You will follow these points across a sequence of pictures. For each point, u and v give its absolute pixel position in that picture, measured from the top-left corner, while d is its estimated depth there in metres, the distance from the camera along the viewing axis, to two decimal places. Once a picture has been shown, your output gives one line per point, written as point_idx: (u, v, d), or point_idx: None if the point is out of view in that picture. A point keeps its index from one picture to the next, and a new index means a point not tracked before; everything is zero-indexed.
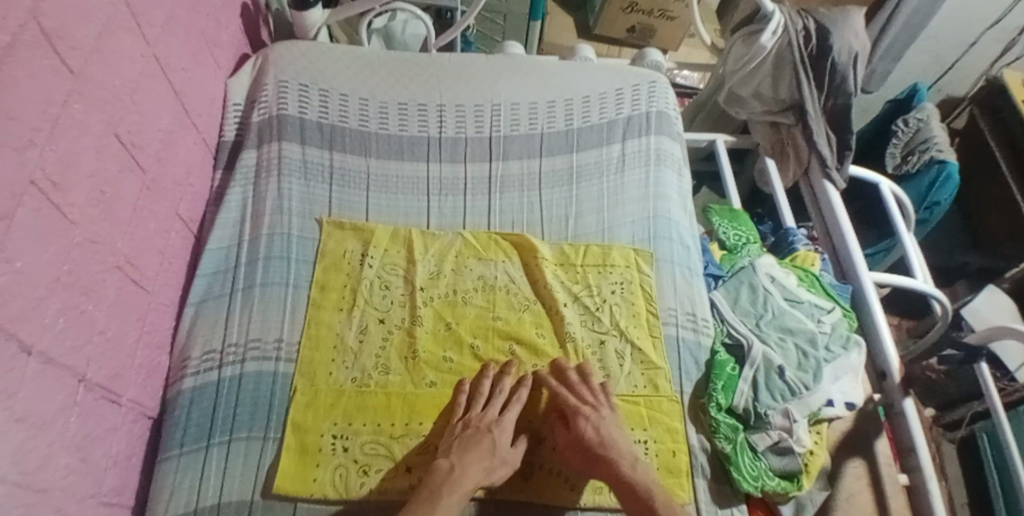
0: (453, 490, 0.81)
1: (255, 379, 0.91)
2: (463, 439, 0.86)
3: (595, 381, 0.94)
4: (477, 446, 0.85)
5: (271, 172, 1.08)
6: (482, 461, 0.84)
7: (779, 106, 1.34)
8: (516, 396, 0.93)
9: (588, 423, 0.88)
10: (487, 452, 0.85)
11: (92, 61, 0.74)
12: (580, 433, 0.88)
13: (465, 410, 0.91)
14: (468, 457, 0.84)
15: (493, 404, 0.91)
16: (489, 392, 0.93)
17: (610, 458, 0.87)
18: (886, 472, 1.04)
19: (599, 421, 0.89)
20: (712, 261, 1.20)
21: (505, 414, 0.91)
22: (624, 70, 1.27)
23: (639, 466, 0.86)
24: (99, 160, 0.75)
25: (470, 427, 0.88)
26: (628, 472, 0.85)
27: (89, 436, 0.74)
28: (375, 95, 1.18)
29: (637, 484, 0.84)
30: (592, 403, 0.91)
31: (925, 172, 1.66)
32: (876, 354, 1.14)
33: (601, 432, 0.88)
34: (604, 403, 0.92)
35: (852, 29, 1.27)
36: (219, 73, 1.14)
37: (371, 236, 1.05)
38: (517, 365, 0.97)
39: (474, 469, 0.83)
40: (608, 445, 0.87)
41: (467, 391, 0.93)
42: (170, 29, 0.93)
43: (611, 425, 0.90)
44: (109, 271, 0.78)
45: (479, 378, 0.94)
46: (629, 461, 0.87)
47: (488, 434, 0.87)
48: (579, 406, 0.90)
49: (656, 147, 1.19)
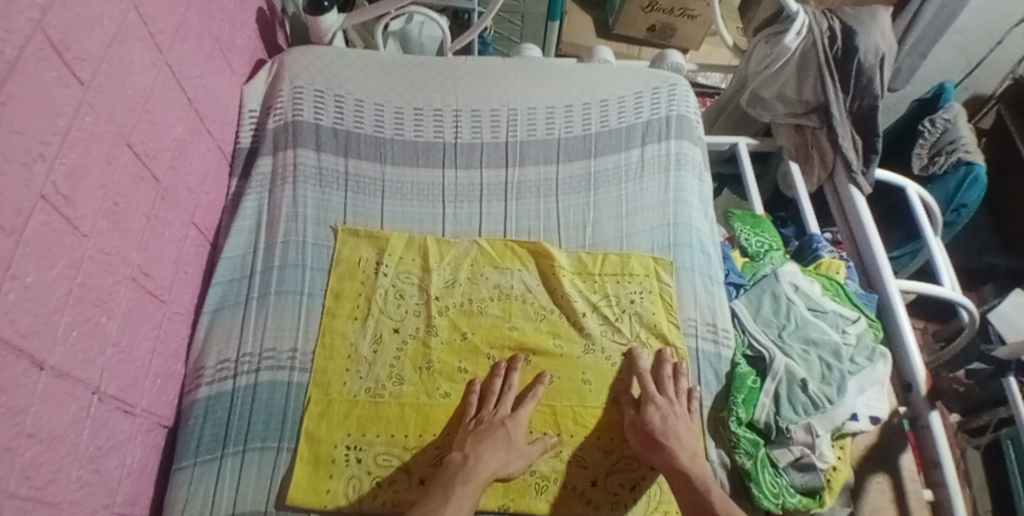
0: (467, 480, 0.81)
1: (269, 388, 0.91)
2: (478, 432, 0.86)
3: (682, 382, 0.96)
4: (491, 436, 0.85)
5: (286, 179, 1.08)
6: (497, 451, 0.84)
7: (804, 108, 1.31)
8: (532, 393, 0.93)
9: (656, 409, 0.89)
10: (503, 443, 0.85)
11: (102, 72, 0.74)
12: (647, 418, 0.89)
13: (477, 410, 0.91)
14: (482, 446, 0.84)
15: (503, 402, 0.91)
16: (500, 389, 0.93)
17: (669, 447, 0.86)
18: (910, 487, 1.01)
19: (670, 412, 0.90)
20: (734, 269, 1.18)
21: (518, 410, 0.90)
22: (645, 72, 1.24)
23: (698, 462, 0.86)
24: (111, 171, 0.75)
25: (484, 422, 0.88)
26: (687, 464, 0.85)
27: (102, 448, 0.75)
28: (391, 100, 1.17)
29: (694, 476, 0.84)
30: (667, 397, 0.92)
31: (952, 173, 1.62)
32: (903, 366, 1.11)
33: (667, 421, 0.88)
34: (682, 403, 0.93)
35: (879, 29, 1.23)
36: (234, 79, 1.13)
37: (386, 243, 1.05)
38: (528, 360, 0.97)
39: (490, 458, 0.83)
40: (669, 435, 0.87)
41: (478, 391, 0.92)
42: (183, 36, 0.93)
43: (680, 420, 0.89)
44: (122, 282, 0.78)
45: (490, 378, 0.94)
46: (689, 454, 0.86)
47: (503, 426, 0.87)
48: (653, 394, 0.91)
49: (676, 152, 1.16)
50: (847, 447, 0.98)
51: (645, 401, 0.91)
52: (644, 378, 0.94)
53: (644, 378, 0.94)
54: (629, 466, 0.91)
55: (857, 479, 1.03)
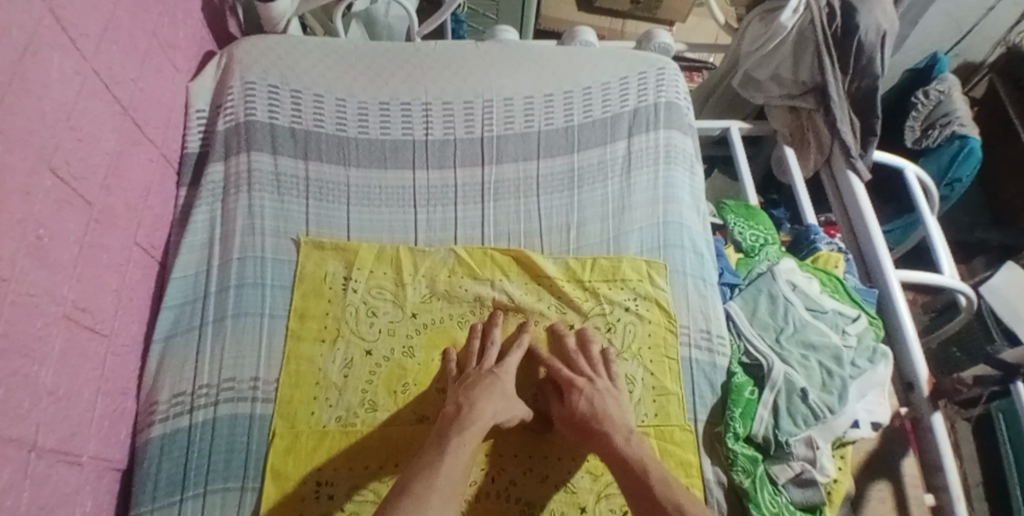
0: (462, 429, 0.78)
1: (230, 423, 0.84)
2: (468, 383, 0.84)
3: (594, 351, 0.92)
4: (483, 385, 0.84)
5: (240, 187, 0.99)
6: (491, 398, 0.82)
7: (799, 89, 1.23)
8: (518, 341, 0.92)
9: (581, 394, 0.86)
10: (495, 391, 0.83)
11: (13, 90, 0.64)
12: (574, 406, 0.86)
13: (459, 373, 0.89)
14: (476, 394, 0.82)
15: (487, 356, 0.89)
16: (480, 349, 0.91)
17: (601, 429, 0.83)
18: (911, 493, 0.99)
19: (593, 393, 0.86)
20: (728, 267, 1.10)
21: (503, 359, 0.89)
22: (630, 54, 1.15)
23: (632, 441, 0.82)
24: (30, 201, 0.65)
25: (471, 376, 0.86)
26: (621, 446, 0.81)
27: (46, 507, 0.66)
28: (353, 94, 1.07)
29: (630, 458, 0.80)
30: (589, 378, 0.89)
31: (946, 147, 1.54)
32: (904, 364, 1.05)
33: (594, 404, 0.85)
34: (602, 376, 0.90)
35: (881, 5, 1.14)
36: (178, 76, 1.02)
37: (355, 256, 0.96)
38: (503, 314, 0.96)
39: (485, 404, 0.81)
40: (600, 418, 0.84)
41: (455, 359, 0.90)
42: (112, 36, 0.82)
43: (607, 398, 0.87)
44: (54, 322, 0.69)
45: (468, 342, 0.92)
46: (624, 435, 0.82)
47: (492, 375, 0.86)
48: (575, 378, 0.88)
49: (665, 143, 1.08)
50: (849, 456, 0.94)
51: (568, 387, 0.88)
52: (553, 365, 0.91)
53: (554, 363, 0.92)
54: (620, 489, 0.85)
55: (858, 486, 1.00)
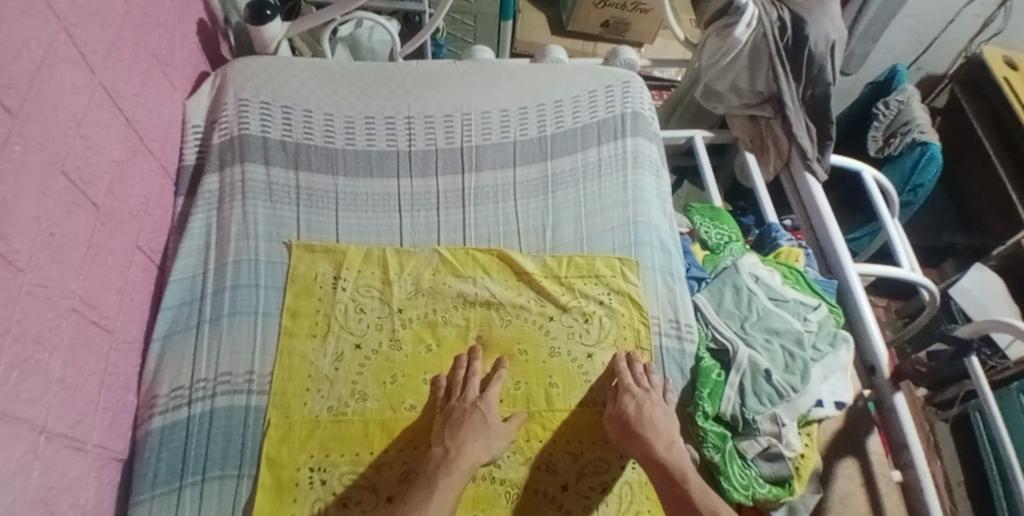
0: (450, 472, 0.81)
1: (226, 414, 0.88)
2: (454, 421, 0.87)
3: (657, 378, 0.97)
4: (467, 423, 0.86)
5: (235, 196, 1.05)
6: (477, 438, 0.85)
7: (757, 98, 1.32)
8: (496, 376, 0.94)
9: (632, 398, 0.91)
10: (480, 428, 0.86)
11: (31, 98, 0.70)
12: (623, 408, 0.91)
13: (445, 398, 0.92)
14: (462, 437, 0.85)
15: (470, 386, 0.91)
16: (463, 379, 0.93)
17: (644, 436, 0.88)
18: (878, 470, 1.01)
19: (644, 399, 0.91)
20: (694, 263, 1.18)
21: (486, 393, 0.91)
22: (600, 70, 1.23)
23: (673, 449, 0.87)
24: (44, 201, 0.71)
25: (456, 410, 0.88)
26: (662, 453, 0.86)
27: (54, 488, 0.70)
28: (340, 109, 1.14)
29: (669, 466, 0.85)
30: (643, 388, 0.93)
31: (908, 154, 1.64)
32: (865, 350, 1.12)
33: (642, 409, 0.90)
34: (656, 391, 0.95)
35: (828, 17, 1.24)
36: (175, 94, 1.09)
37: (343, 257, 1.02)
38: (484, 308, 1.01)
39: (472, 448, 0.84)
40: (645, 422, 0.88)
41: (443, 384, 0.93)
42: (117, 55, 0.89)
43: (656, 409, 0.91)
44: (64, 315, 0.74)
45: (453, 370, 0.94)
46: (665, 443, 0.88)
47: (476, 410, 0.88)
48: (630, 385, 0.93)
49: (633, 150, 1.16)
50: (815, 433, 0.99)
51: (621, 392, 0.93)
52: (623, 378, 0.95)
53: (626, 377, 0.95)
54: (599, 468, 0.92)
55: (825, 465, 1.04)
